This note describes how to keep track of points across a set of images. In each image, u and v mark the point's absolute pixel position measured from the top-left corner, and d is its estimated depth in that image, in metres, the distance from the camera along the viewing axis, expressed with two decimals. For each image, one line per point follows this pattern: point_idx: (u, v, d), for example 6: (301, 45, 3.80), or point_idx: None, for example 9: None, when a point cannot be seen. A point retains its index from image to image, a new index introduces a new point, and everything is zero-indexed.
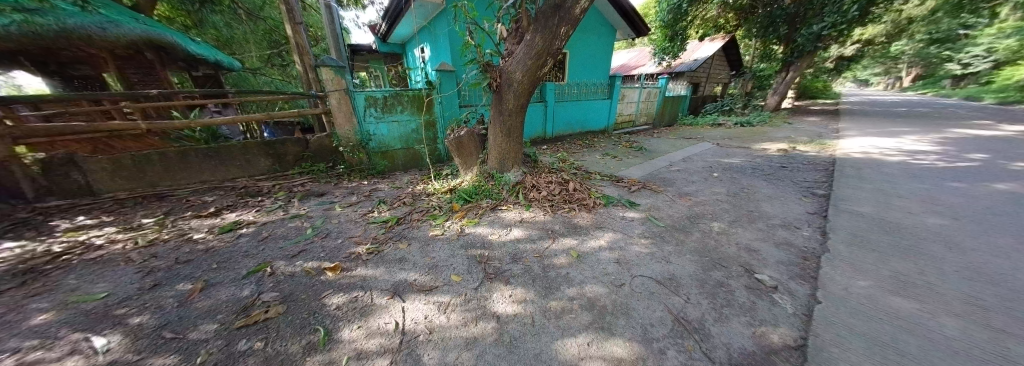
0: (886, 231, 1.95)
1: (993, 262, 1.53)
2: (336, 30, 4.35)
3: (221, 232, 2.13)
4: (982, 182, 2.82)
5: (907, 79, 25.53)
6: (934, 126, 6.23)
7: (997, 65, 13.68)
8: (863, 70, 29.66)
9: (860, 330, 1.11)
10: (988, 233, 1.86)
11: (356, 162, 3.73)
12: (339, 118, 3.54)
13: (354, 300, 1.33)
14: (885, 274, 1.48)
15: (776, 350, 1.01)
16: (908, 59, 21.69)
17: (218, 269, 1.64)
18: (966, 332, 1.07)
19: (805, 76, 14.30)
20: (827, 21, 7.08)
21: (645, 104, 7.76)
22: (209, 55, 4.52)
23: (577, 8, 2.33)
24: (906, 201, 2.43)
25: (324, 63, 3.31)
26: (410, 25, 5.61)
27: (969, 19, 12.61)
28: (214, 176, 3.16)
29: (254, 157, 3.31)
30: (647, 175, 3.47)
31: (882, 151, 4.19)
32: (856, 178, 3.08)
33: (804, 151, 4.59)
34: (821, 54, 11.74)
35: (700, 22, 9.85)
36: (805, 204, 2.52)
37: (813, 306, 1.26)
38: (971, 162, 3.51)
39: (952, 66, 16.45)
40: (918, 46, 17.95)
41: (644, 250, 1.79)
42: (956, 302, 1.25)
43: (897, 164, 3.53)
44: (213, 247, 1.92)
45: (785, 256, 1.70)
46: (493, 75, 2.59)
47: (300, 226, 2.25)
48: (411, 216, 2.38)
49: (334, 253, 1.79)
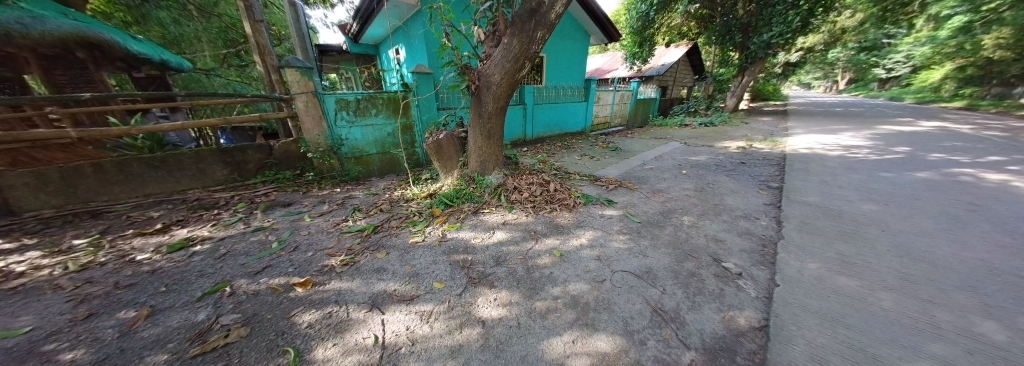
0: (830, 217, 2.17)
1: (919, 242, 1.75)
2: (302, 29, 4.08)
3: (170, 251, 1.90)
4: (906, 171, 3.24)
5: (843, 82, 28.77)
6: (867, 124, 7.04)
7: (914, 70, 15.77)
8: (807, 74, 32.98)
9: (813, 308, 1.23)
10: (912, 216, 2.13)
11: (327, 169, 3.52)
12: (307, 122, 3.33)
13: (328, 316, 1.24)
14: (832, 256, 1.65)
15: (744, 333, 1.10)
16: (843, 65, 24.40)
17: (168, 293, 1.46)
18: (900, 304, 1.23)
19: (758, 81, 15.71)
20: (775, 30, 7.81)
21: (619, 106, 8.09)
22: (153, 55, 4.02)
23: (552, 13, 2.38)
24: (846, 190, 2.73)
25: (289, 64, 3.10)
26: (383, 25, 5.44)
27: (890, 29, 14.49)
28: (162, 188, 2.83)
29: (209, 167, 3.01)
30: (623, 174, 3.61)
31: (825, 147, 4.69)
32: (804, 171, 3.42)
33: (760, 148, 5.02)
34: (771, 60, 12.93)
35: (666, 29, 10.50)
36: (762, 196, 2.75)
37: (773, 289, 1.37)
38: (897, 155, 4.01)
39: (878, 70, 18.74)
40: (851, 53, 20.23)
41: (623, 246, 1.85)
42: (889, 277, 1.43)
43: (838, 158, 3.96)
44: (161, 267, 1.72)
45: (747, 245, 1.84)
46: (471, 77, 2.57)
47: (264, 239, 2.07)
48: (389, 224, 2.28)
49: (304, 267, 1.67)
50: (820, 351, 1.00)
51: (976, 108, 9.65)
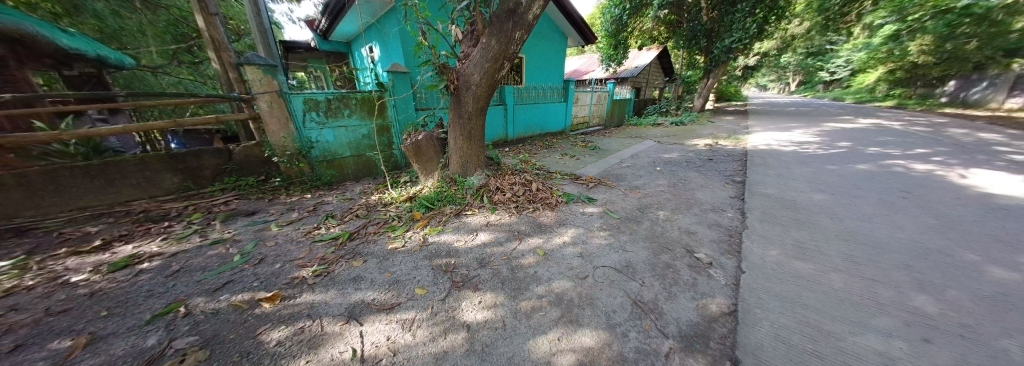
0: (786, 208, 2.37)
1: (862, 227, 1.96)
2: (263, 24, 3.78)
3: (113, 270, 1.69)
4: (849, 164, 3.60)
5: (793, 84, 31.62)
6: (815, 122, 7.78)
7: (852, 73, 17.66)
8: (764, 77, 35.86)
9: (775, 291, 1.34)
10: (853, 204, 2.38)
11: (295, 173, 3.30)
12: (271, 124, 3.09)
13: (300, 332, 1.16)
14: (789, 242, 1.81)
15: (716, 318, 1.16)
16: (793, 69, 26.81)
17: (109, 317, 1.29)
18: (847, 283, 1.36)
19: (722, 83, 16.86)
20: (735, 36, 8.41)
21: (596, 106, 8.32)
22: (88, 49, 3.37)
23: (530, 14, 2.40)
24: (799, 182, 3.00)
25: (249, 61, 2.87)
26: (354, 22, 5.20)
27: (831, 37, 16.15)
28: (100, 200, 2.51)
29: (157, 174, 2.71)
30: (602, 172, 3.71)
31: (781, 143, 5.12)
32: (764, 166, 3.71)
33: (725, 145, 5.39)
34: (732, 64, 13.89)
35: (638, 33, 10.96)
36: (728, 189, 2.95)
37: (739, 276, 1.47)
38: (841, 149, 4.46)
39: (821, 73, 20.87)
40: (800, 58, 22.29)
41: (603, 241, 1.91)
42: (838, 259, 1.58)
43: (792, 153, 4.34)
44: (101, 289, 1.51)
45: (715, 235, 1.97)
46: (450, 77, 2.52)
47: (225, 252, 1.90)
48: (366, 230, 2.18)
49: (271, 281, 1.55)
50: (783, 331, 1.08)
51: (903, 107, 10.97)
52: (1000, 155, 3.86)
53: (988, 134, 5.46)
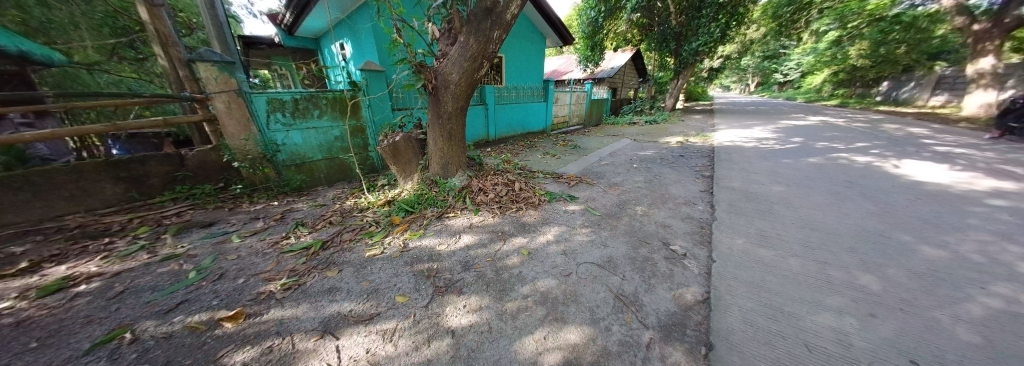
0: (750, 200, 2.54)
1: (814, 215, 2.15)
2: (218, 18, 3.45)
3: (41, 295, 1.47)
4: (803, 158, 3.95)
5: (752, 85, 34.25)
6: (773, 120, 8.49)
7: (802, 75, 19.40)
8: (728, 78, 38.42)
9: (741, 277, 1.43)
10: (807, 194, 2.60)
11: (260, 179, 3.06)
12: (230, 125, 2.84)
13: (268, 352, 1.07)
14: (753, 232, 1.94)
15: (691, 307, 1.22)
16: (752, 71, 29.01)
17: (34, 349, 1.11)
18: (802, 267, 1.49)
19: (690, 84, 17.90)
20: (701, 39, 8.94)
21: (575, 106, 8.50)
22: (8, 44, 2.85)
23: (507, 13, 2.39)
24: (761, 175, 3.24)
25: (202, 57, 2.62)
26: (323, 17, 4.92)
27: (783, 42, 17.67)
28: (23, 216, 2.17)
29: (95, 184, 2.40)
30: (583, 170, 3.79)
31: (744, 140, 5.52)
32: (730, 161, 3.97)
33: (695, 142, 5.71)
34: (699, 65, 14.77)
35: (613, 35, 11.33)
36: (699, 183, 3.13)
37: (710, 264, 1.56)
38: (796, 144, 4.88)
39: (775, 75, 22.81)
40: (758, 61, 24.15)
41: (586, 238, 1.94)
42: (795, 245, 1.72)
43: (754, 148, 4.69)
44: (24, 318, 1.31)
45: (688, 227, 2.07)
46: (427, 76, 2.45)
47: (178, 269, 1.72)
48: (341, 237, 2.07)
49: (234, 297, 1.43)
50: (750, 314, 1.16)
51: (847, 105, 12.21)
52: (926, 147, 4.39)
53: (915, 129, 6.20)
